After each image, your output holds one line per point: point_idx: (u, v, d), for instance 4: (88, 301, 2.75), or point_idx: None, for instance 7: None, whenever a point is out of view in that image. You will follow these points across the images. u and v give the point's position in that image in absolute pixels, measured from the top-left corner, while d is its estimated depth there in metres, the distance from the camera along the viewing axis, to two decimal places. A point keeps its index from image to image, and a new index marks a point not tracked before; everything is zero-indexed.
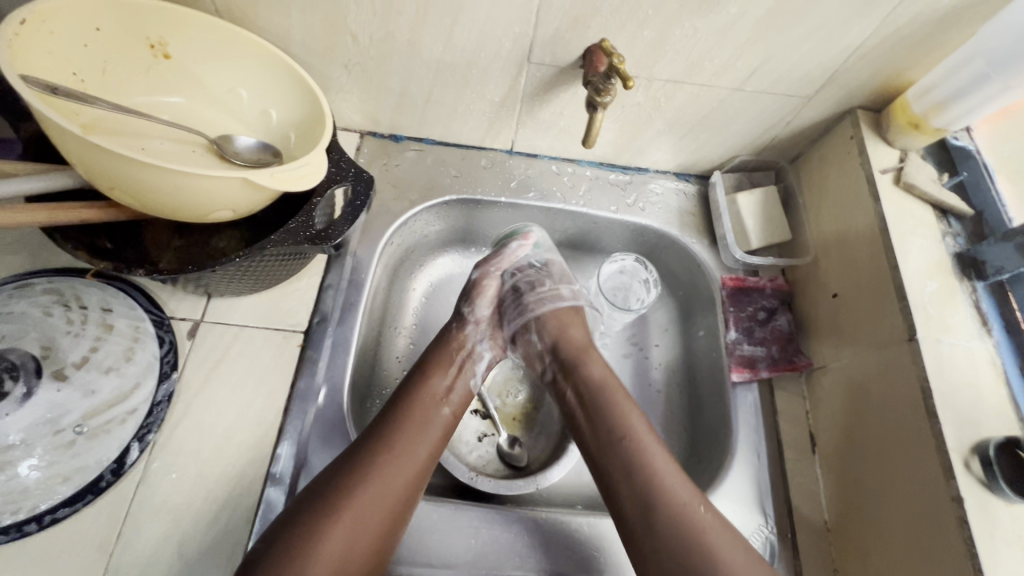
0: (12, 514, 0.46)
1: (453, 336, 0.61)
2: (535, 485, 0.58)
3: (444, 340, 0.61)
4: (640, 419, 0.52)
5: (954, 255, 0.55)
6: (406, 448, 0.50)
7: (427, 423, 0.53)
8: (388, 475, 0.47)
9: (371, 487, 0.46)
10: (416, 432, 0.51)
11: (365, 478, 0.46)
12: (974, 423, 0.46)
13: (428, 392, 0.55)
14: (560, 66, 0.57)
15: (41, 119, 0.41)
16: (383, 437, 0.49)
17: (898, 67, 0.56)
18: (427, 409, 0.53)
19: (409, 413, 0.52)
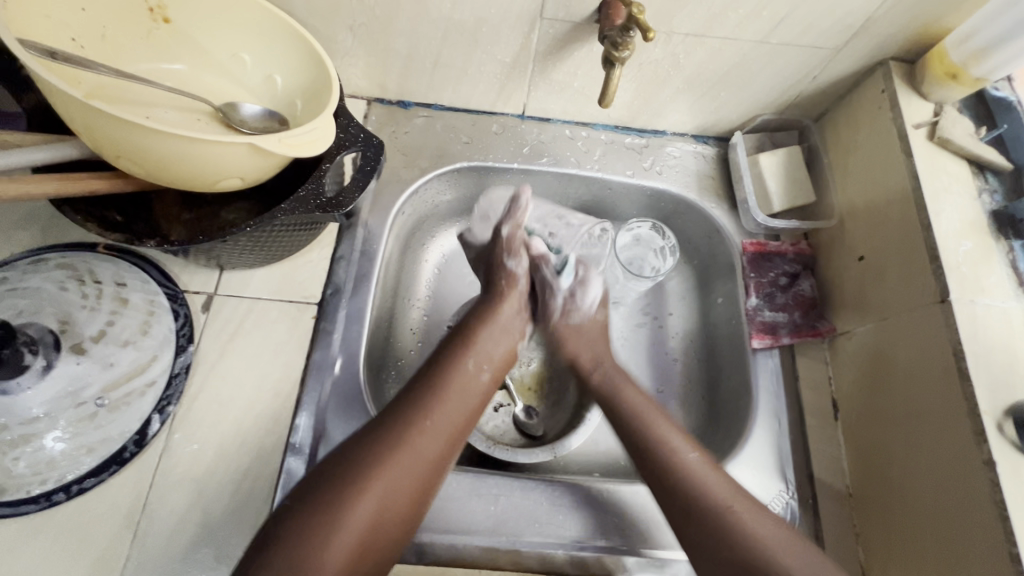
0: (41, 484, 0.47)
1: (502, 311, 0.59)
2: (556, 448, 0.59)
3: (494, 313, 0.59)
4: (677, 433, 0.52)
5: (990, 213, 0.53)
6: (446, 419, 0.49)
7: (467, 394, 0.52)
8: (426, 449, 0.47)
9: (407, 456, 0.45)
10: (452, 405, 0.50)
11: (403, 446, 0.46)
12: (1008, 387, 0.45)
13: (467, 365, 0.53)
14: (575, 22, 0.55)
15: (43, 84, 0.39)
16: (422, 408, 0.48)
17: (935, 14, 0.53)
18: (464, 381, 0.52)
19: (448, 384, 0.51)
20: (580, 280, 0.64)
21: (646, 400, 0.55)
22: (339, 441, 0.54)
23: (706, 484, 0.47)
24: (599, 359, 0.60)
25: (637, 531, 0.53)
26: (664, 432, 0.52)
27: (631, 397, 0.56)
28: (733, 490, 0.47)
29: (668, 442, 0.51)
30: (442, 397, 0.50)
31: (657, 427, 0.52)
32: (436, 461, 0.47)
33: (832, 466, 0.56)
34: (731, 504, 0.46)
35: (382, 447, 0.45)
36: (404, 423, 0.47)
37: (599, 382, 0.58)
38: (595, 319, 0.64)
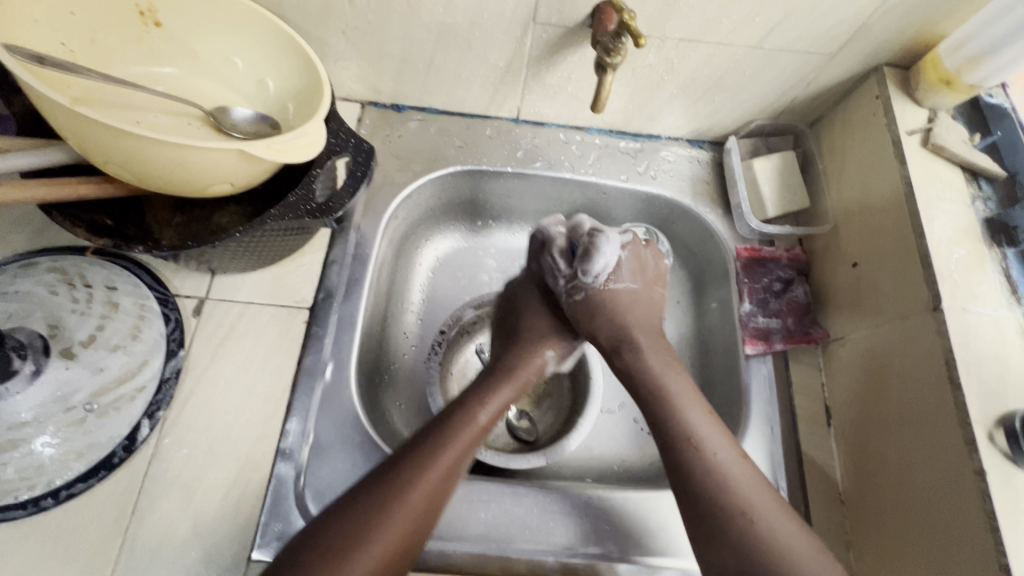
0: (29, 490, 0.47)
1: (522, 370, 0.57)
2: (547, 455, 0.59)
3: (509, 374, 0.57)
4: (700, 419, 0.50)
5: (984, 220, 0.53)
6: (445, 480, 0.47)
7: (468, 453, 0.49)
8: (416, 513, 0.44)
9: (396, 522, 0.43)
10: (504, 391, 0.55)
11: (393, 511, 0.43)
12: (1000, 395, 0.45)
13: (474, 427, 0.50)
14: (568, 26, 0.54)
15: (29, 90, 0.39)
16: (423, 469, 0.46)
17: (929, 20, 0.53)
18: (470, 443, 0.50)
19: (453, 441, 0.49)
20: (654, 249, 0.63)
21: (677, 383, 0.53)
22: (329, 447, 0.54)
23: (741, 486, 0.46)
24: (617, 336, 0.56)
25: (629, 538, 0.53)
26: (693, 422, 0.50)
27: (669, 381, 0.53)
28: (771, 500, 0.46)
29: (694, 430, 0.49)
30: (446, 456, 0.47)
31: (685, 418, 0.50)
32: (423, 524, 0.45)
33: (824, 472, 0.56)
34: (750, 510, 0.45)
35: (373, 513, 0.43)
36: (402, 484, 0.45)
37: (626, 366, 0.55)
38: (618, 286, 0.58)
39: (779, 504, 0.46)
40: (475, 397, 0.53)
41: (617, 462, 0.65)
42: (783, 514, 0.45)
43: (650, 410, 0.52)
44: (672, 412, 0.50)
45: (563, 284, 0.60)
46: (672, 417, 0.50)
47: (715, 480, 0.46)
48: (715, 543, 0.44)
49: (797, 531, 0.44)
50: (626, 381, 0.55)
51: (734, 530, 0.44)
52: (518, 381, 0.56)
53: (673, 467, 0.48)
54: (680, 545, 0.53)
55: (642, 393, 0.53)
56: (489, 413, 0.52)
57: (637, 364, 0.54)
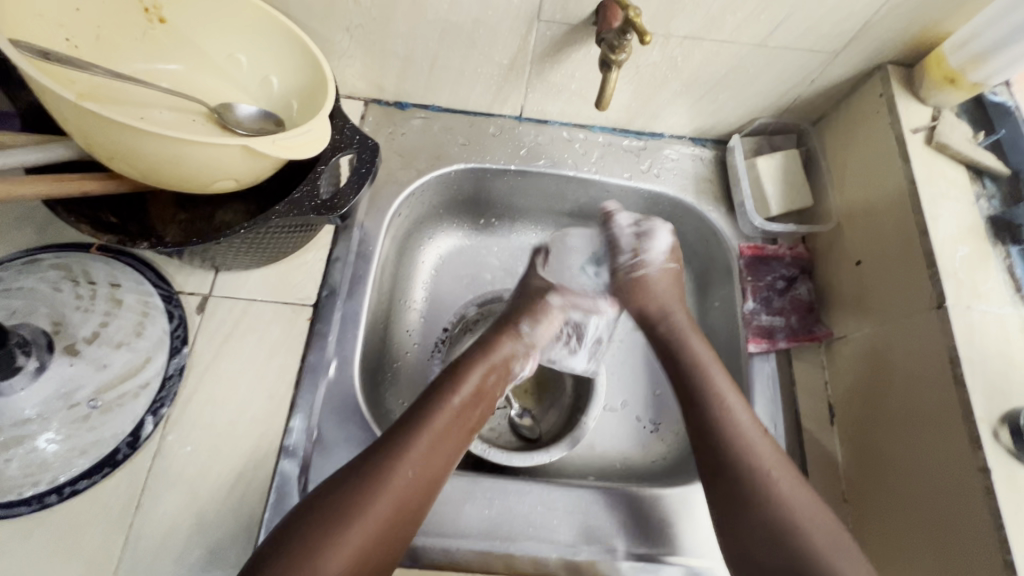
0: (34, 486, 0.47)
1: (497, 350, 0.57)
2: (569, 446, 0.59)
3: (486, 352, 0.56)
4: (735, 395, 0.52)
5: (988, 218, 0.53)
6: (426, 460, 0.47)
7: (450, 434, 0.49)
8: (400, 494, 0.45)
9: (379, 503, 0.44)
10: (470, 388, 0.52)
11: (374, 495, 0.44)
12: (1004, 393, 0.45)
13: (452, 406, 0.50)
14: (572, 24, 0.54)
15: (33, 84, 0.39)
16: (399, 453, 0.46)
17: (934, 18, 0.53)
18: (449, 424, 0.50)
19: (429, 423, 0.49)
20: (644, 232, 0.63)
21: (707, 355, 0.56)
22: (333, 444, 0.54)
23: (759, 450, 0.49)
24: (664, 312, 0.60)
25: (634, 535, 0.53)
26: (727, 396, 0.52)
27: (696, 346, 0.57)
28: (780, 460, 0.48)
29: (728, 405, 0.51)
30: (423, 437, 0.48)
31: (715, 381, 0.53)
32: (412, 502, 0.45)
33: (828, 470, 0.56)
34: (771, 471, 0.47)
35: (353, 498, 0.43)
36: (375, 470, 0.45)
37: (667, 336, 0.58)
38: (665, 269, 0.63)
39: (796, 473, 0.48)
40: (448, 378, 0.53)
41: (620, 461, 0.65)
42: (795, 481, 0.47)
43: (684, 377, 0.54)
44: (703, 377, 0.53)
45: (626, 260, 0.63)
46: (705, 377, 0.53)
47: (740, 444, 0.49)
48: (717, 482, 0.49)
49: (802, 488, 0.47)
50: (667, 354, 0.57)
51: (762, 498, 0.46)
52: (495, 359, 0.56)
53: (699, 427, 0.51)
54: (684, 543, 0.53)
55: (674, 359, 0.56)
56: (463, 394, 0.52)
57: (677, 336, 0.58)
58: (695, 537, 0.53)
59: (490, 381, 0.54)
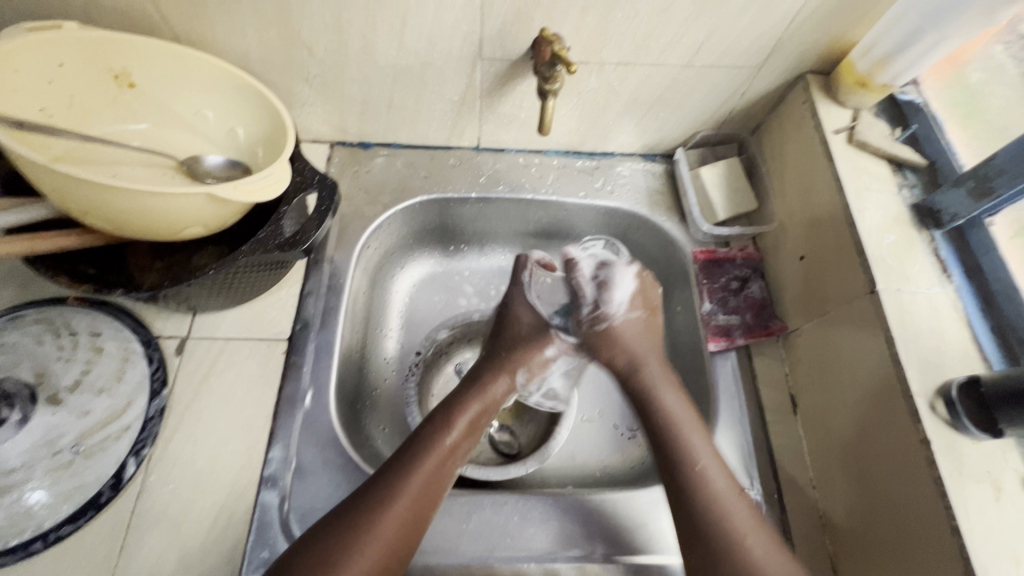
0: (19, 535, 0.48)
1: (485, 388, 0.58)
2: (544, 457, 0.62)
3: (477, 390, 0.57)
4: (707, 452, 0.51)
5: (910, 206, 0.56)
6: (420, 501, 0.48)
7: (442, 474, 0.51)
8: (393, 535, 0.46)
9: (370, 543, 0.45)
10: (459, 440, 0.53)
11: (362, 544, 0.44)
12: (938, 367, 0.47)
13: (446, 445, 0.52)
14: (512, 60, 0.59)
15: (8, 151, 0.43)
16: (395, 494, 0.47)
17: (840, 30, 0.57)
18: (442, 463, 0.51)
19: (420, 471, 0.49)
20: (602, 284, 0.62)
21: (681, 410, 0.55)
22: (313, 471, 0.56)
23: (730, 508, 0.48)
24: (636, 364, 0.58)
25: (611, 539, 0.54)
26: (698, 452, 0.51)
27: (668, 402, 0.55)
28: (755, 522, 0.47)
29: (697, 463, 0.50)
30: (414, 479, 0.49)
31: (687, 440, 0.52)
32: (407, 538, 0.47)
33: (793, 459, 0.58)
34: (744, 532, 0.47)
35: (350, 531, 0.45)
36: (372, 511, 0.46)
37: (644, 387, 0.57)
38: (630, 317, 0.61)
39: (769, 532, 0.47)
40: (440, 419, 0.54)
41: (600, 469, 0.66)
42: (771, 546, 0.46)
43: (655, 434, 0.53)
44: (677, 435, 0.52)
45: (586, 312, 0.62)
46: (676, 437, 0.52)
47: (711, 507, 0.48)
48: (698, 543, 0.47)
49: (780, 554, 0.46)
50: (637, 405, 0.56)
51: (731, 559, 0.45)
52: (484, 399, 0.57)
53: (674, 483, 0.50)
54: (659, 542, 0.54)
55: (643, 409, 0.56)
56: (459, 430, 0.53)
57: (650, 389, 0.56)
58: (672, 536, 0.55)
59: (479, 423, 0.56)
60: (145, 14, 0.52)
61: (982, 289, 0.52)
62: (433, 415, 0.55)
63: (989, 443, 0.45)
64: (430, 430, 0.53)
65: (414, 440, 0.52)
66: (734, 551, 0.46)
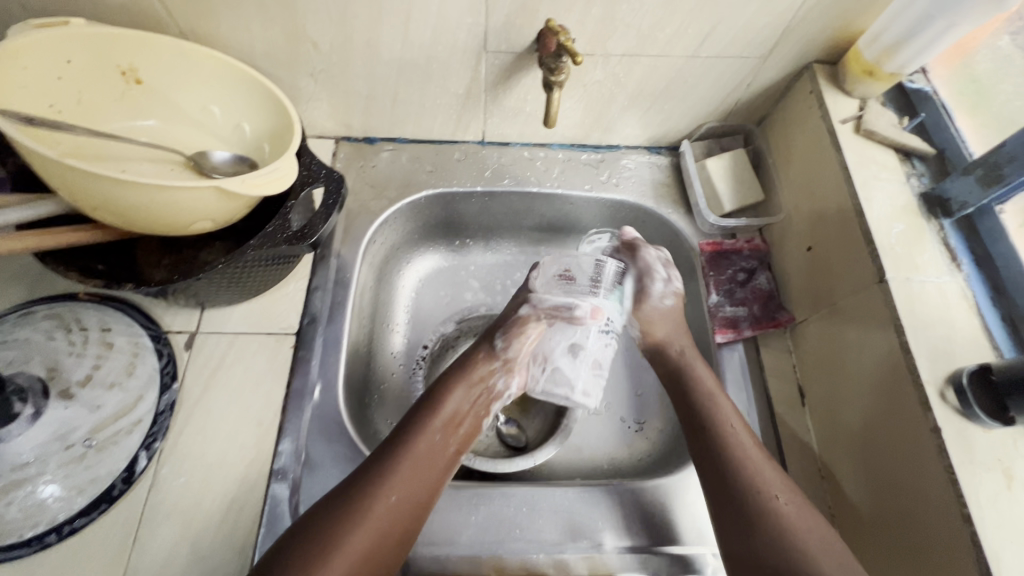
0: (33, 527, 0.48)
1: (473, 369, 0.58)
2: (551, 449, 0.62)
3: (464, 372, 0.58)
4: (740, 425, 0.52)
5: (919, 195, 0.56)
6: (412, 480, 0.49)
7: (432, 453, 0.52)
8: (382, 518, 0.47)
9: (360, 530, 0.45)
10: (448, 421, 0.54)
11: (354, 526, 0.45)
12: (948, 356, 0.47)
13: (434, 428, 0.53)
14: (517, 52, 0.59)
15: (19, 146, 0.43)
16: (381, 478, 0.48)
17: (848, 18, 0.57)
18: (431, 446, 0.52)
19: (411, 453, 0.50)
20: (670, 265, 0.64)
21: (713, 381, 0.57)
22: (322, 464, 0.56)
23: (761, 474, 0.48)
24: (666, 343, 0.60)
25: (620, 530, 0.55)
26: (727, 417, 0.53)
27: (701, 372, 0.57)
28: (787, 484, 0.48)
29: (728, 424, 0.52)
30: (406, 459, 0.50)
31: (718, 406, 0.54)
32: (399, 521, 0.47)
33: (802, 450, 0.58)
34: (776, 493, 0.47)
35: (348, 511, 0.46)
36: (358, 497, 0.47)
37: (678, 358, 0.59)
38: (666, 304, 0.62)
39: (799, 496, 0.48)
40: (426, 403, 0.55)
41: (607, 461, 0.66)
42: (803, 507, 0.47)
43: (689, 404, 0.55)
44: (711, 402, 0.54)
45: (587, 303, 0.57)
46: (708, 408, 0.54)
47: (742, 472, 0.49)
48: (730, 503, 0.48)
49: (811, 513, 0.46)
50: (670, 374, 0.58)
51: (767, 516, 0.46)
52: (472, 377, 0.58)
53: (703, 453, 0.52)
54: (667, 533, 0.54)
55: (677, 380, 0.58)
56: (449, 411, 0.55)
57: (683, 361, 0.58)
58: (680, 527, 0.55)
59: (469, 405, 0.57)
60: (151, 10, 0.52)
61: (992, 278, 0.51)
62: (420, 401, 0.56)
63: (1001, 431, 0.44)
64: (418, 416, 0.54)
65: (402, 427, 0.53)
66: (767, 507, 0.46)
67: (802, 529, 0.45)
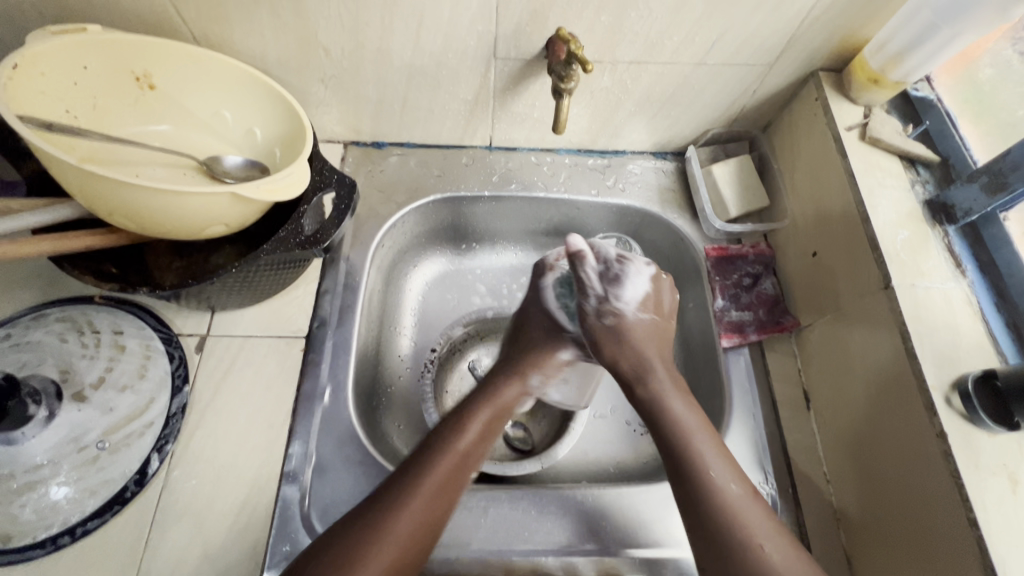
0: (47, 529, 0.49)
1: (500, 392, 0.58)
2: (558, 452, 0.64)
3: (490, 397, 0.57)
4: (719, 464, 0.48)
5: (923, 202, 0.57)
6: (429, 506, 0.48)
7: (455, 478, 0.50)
8: (400, 542, 0.45)
9: (384, 549, 0.45)
10: (470, 445, 0.53)
11: (370, 551, 0.44)
12: (953, 362, 0.48)
13: (455, 454, 0.51)
14: (526, 59, 0.60)
15: (39, 153, 0.43)
16: (403, 500, 0.47)
17: (853, 27, 0.58)
18: (452, 470, 0.50)
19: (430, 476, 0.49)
20: (613, 278, 0.58)
21: (689, 418, 0.52)
22: (332, 467, 0.57)
23: (747, 523, 0.45)
24: (642, 370, 0.55)
25: (626, 533, 0.55)
26: (709, 465, 0.48)
27: (678, 410, 0.52)
28: (773, 525, 0.45)
29: (701, 456, 0.49)
30: (427, 482, 0.48)
31: (695, 444, 0.50)
32: (423, 540, 0.47)
33: (807, 454, 0.58)
34: (759, 541, 0.44)
35: (363, 536, 0.45)
36: (384, 513, 0.46)
37: (645, 397, 0.54)
38: (640, 317, 0.58)
39: (787, 538, 0.45)
40: (452, 425, 0.54)
41: (613, 464, 0.67)
42: (790, 555, 0.44)
43: (666, 444, 0.50)
44: (684, 442, 0.49)
45: (594, 305, 0.58)
46: (682, 445, 0.49)
47: (735, 526, 0.45)
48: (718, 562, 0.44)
49: (798, 559, 0.44)
50: (646, 416, 0.53)
51: (752, 573, 0.43)
52: (497, 403, 0.57)
53: (686, 500, 0.47)
54: (674, 536, 0.55)
55: (651, 417, 0.53)
56: (471, 435, 0.53)
57: (655, 397, 0.53)
58: (687, 531, 0.55)
59: (494, 427, 0.56)
60: (165, 17, 0.53)
61: (996, 284, 0.52)
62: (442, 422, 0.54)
63: (1006, 435, 0.45)
64: (446, 434, 0.53)
65: (430, 444, 0.52)
66: (749, 556, 0.43)
67: None
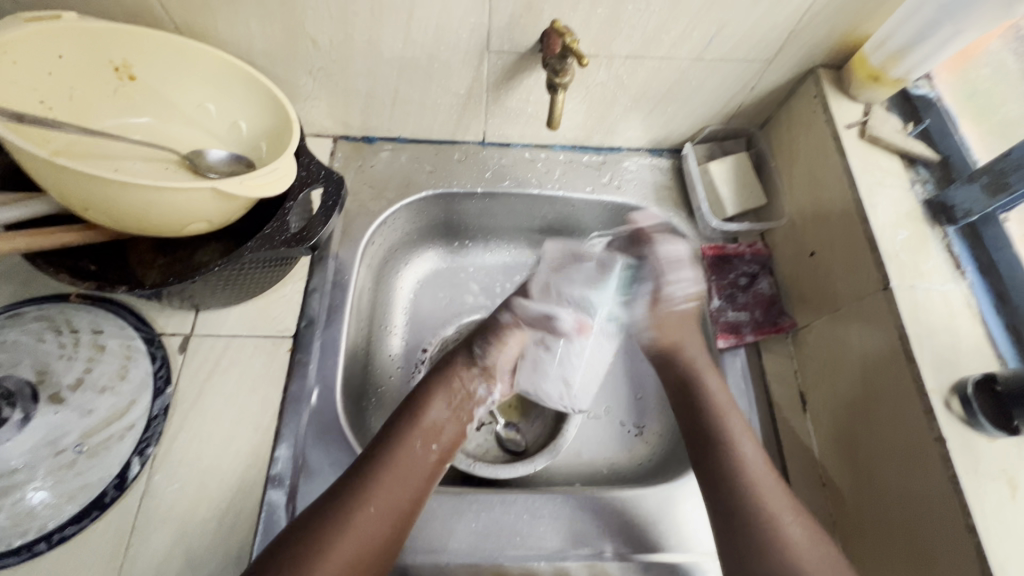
0: (22, 536, 0.47)
1: (455, 376, 0.58)
2: (551, 454, 0.63)
3: (445, 381, 0.57)
4: (752, 443, 0.52)
5: (923, 202, 0.56)
6: (393, 488, 0.48)
7: (416, 463, 0.50)
8: (366, 526, 0.45)
9: (349, 536, 0.44)
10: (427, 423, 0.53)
11: (339, 535, 0.44)
12: (953, 365, 0.47)
13: (413, 437, 0.51)
14: (520, 52, 0.58)
15: (9, 145, 0.41)
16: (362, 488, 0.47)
17: (854, 23, 0.57)
18: (411, 455, 0.50)
19: (393, 458, 0.49)
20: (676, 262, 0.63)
21: (724, 398, 0.56)
22: (320, 470, 0.55)
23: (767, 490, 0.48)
24: (676, 348, 0.61)
25: (621, 537, 0.54)
26: (740, 440, 0.52)
27: (711, 387, 0.57)
28: (793, 505, 0.48)
29: (734, 438, 0.52)
30: (388, 466, 0.49)
31: (729, 426, 0.53)
32: (389, 528, 0.46)
33: (803, 456, 0.57)
34: (784, 515, 0.47)
35: (331, 519, 0.44)
36: (348, 501, 0.46)
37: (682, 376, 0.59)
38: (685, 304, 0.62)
39: (811, 522, 0.47)
40: (406, 414, 0.53)
41: (607, 466, 0.66)
42: (809, 529, 0.46)
43: (702, 422, 0.54)
44: (720, 422, 0.53)
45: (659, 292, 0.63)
46: (719, 423, 0.54)
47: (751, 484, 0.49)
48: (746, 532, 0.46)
49: (818, 539, 0.46)
50: (681, 393, 0.58)
51: (767, 531, 0.46)
52: (454, 385, 0.57)
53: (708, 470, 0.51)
54: (668, 540, 0.54)
55: (684, 392, 0.58)
56: (430, 416, 0.54)
57: (692, 375, 0.58)
58: (681, 535, 0.54)
59: (450, 413, 0.55)
60: (146, 6, 0.51)
61: (996, 285, 0.51)
62: (401, 409, 0.54)
63: (1005, 440, 0.44)
64: (401, 423, 0.53)
65: (385, 435, 0.51)
66: (770, 535, 0.46)
67: (803, 550, 0.45)
